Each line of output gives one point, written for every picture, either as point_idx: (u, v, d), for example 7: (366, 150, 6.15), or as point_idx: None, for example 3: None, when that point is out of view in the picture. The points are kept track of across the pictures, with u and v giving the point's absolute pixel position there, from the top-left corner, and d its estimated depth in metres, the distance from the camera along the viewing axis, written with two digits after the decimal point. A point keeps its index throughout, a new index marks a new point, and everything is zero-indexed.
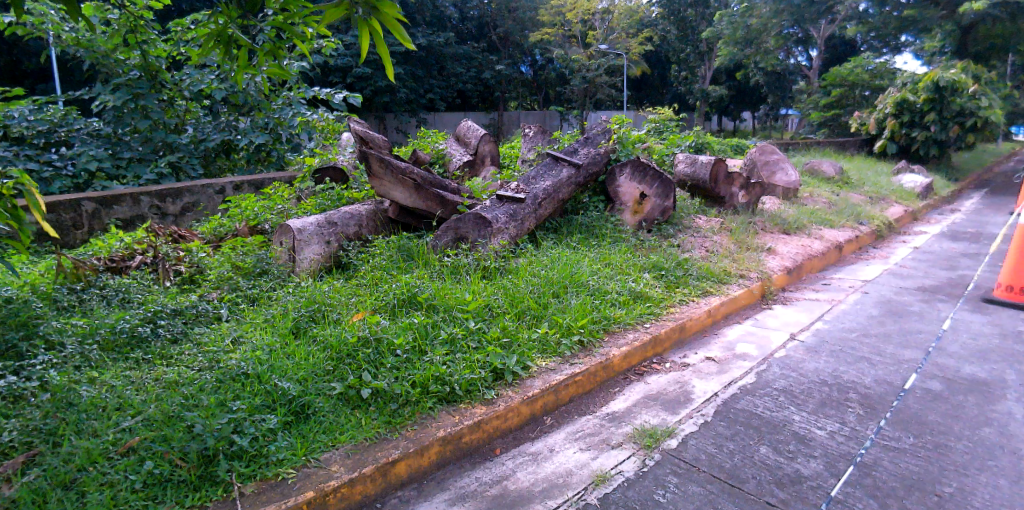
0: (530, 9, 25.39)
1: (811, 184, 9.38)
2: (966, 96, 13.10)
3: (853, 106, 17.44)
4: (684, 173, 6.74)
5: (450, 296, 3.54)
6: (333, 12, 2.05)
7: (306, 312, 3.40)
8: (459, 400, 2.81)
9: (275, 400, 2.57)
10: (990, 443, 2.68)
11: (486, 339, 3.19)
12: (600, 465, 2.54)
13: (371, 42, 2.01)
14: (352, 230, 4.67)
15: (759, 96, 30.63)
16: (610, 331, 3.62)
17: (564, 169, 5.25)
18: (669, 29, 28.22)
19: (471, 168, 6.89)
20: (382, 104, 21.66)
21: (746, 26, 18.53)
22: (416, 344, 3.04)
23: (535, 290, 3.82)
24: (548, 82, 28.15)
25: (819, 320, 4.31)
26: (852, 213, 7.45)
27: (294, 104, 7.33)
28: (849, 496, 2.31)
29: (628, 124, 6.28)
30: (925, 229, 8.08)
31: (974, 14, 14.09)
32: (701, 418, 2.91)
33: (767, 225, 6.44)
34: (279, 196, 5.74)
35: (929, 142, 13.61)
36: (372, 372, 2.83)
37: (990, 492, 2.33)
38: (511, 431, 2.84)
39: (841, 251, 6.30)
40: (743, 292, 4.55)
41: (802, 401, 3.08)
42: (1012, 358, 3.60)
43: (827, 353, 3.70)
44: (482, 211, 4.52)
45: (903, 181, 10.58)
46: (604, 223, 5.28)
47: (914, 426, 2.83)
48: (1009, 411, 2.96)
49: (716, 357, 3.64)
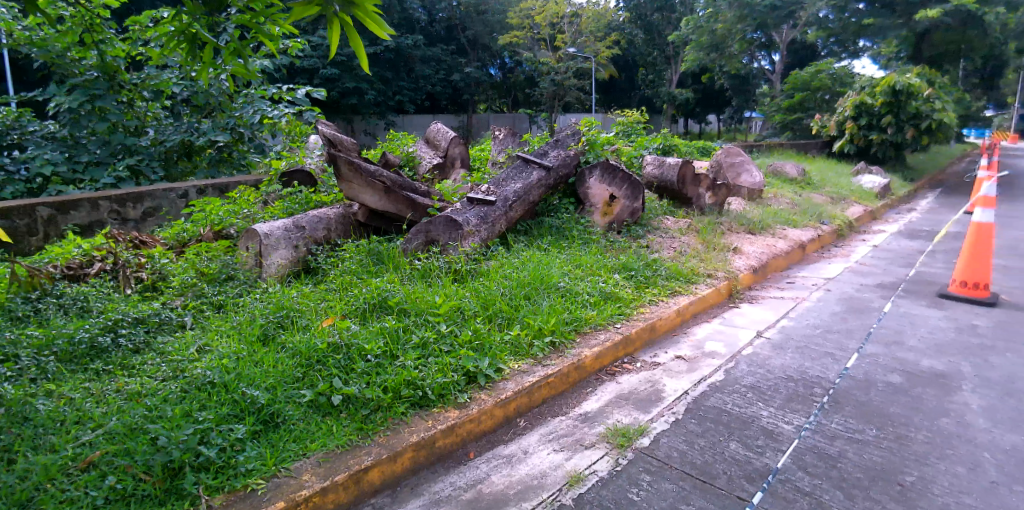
0: (499, 12, 25.50)
1: (775, 184, 9.63)
2: (922, 99, 13.46)
3: (815, 109, 17.90)
4: (652, 175, 6.86)
5: (421, 299, 3.51)
6: (306, 8, 2.07)
7: (275, 318, 3.35)
8: (432, 404, 2.78)
9: (243, 409, 2.52)
10: (949, 434, 2.79)
11: (458, 342, 3.17)
12: (575, 465, 2.55)
13: (343, 33, 2.11)
14: (320, 234, 4.60)
15: (725, 99, 31.41)
16: (582, 332, 3.64)
17: (535, 171, 5.25)
18: (636, 34, 28.86)
19: (441, 171, 6.87)
20: (350, 106, 21.58)
21: (712, 31, 19.49)
22: (387, 349, 3.01)
23: (506, 292, 3.81)
24: (517, 85, 28.49)
25: (785, 317, 4.41)
26: (816, 213, 7.66)
27: (256, 102, 7.20)
28: (816, 487, 2.39)
29: (598, 126, 6.16)
30: (884, 228, 8.35)
31: (927, 21, 14.72)
32: (673, 415, 2.95)
33: (732, 226, 6.56)
34: (245, 200, 5.61)
35: (885, 144, 14.14)
36: (343, 378, 2.79)
37: (949, 480, 2.43)
38: (485, 434, 2.83)
39: (804, 250, 6.45)
40: (711, 291, 4.63)
41: (769, 397, 3.15)
42: (969, 352, 3.75)
43: (793, 349, 3.79)
44: (454, 214, 4.49)
45: (863, 181, 10.96)
46: (575, 225, 5.31)
47: (876, 418, 2.93)
48: (966, 402, 3.08)
49: (687, 355, 3.69)
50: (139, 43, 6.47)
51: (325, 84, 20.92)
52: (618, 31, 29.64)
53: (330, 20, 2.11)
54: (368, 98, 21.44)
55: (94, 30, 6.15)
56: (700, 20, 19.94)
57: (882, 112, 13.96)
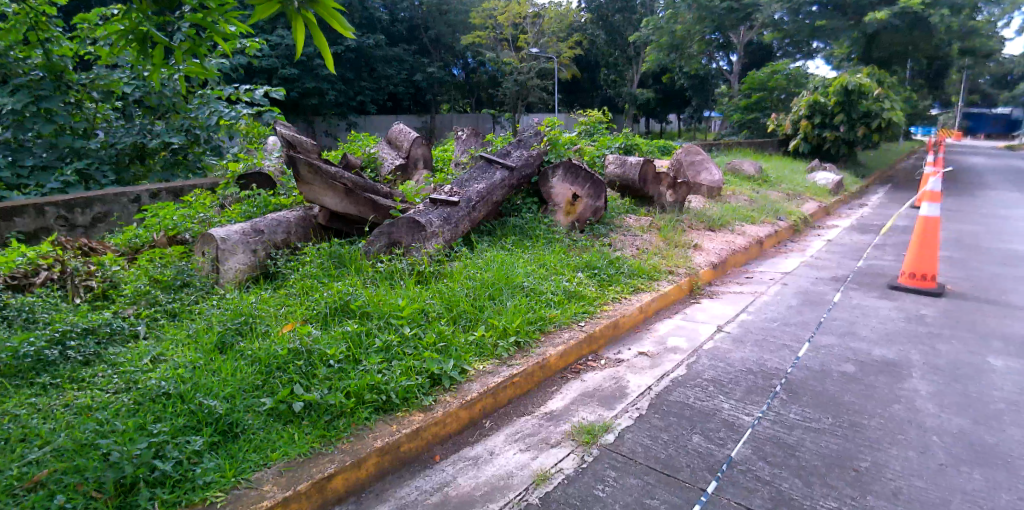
0: (462, 12, 25.46)
1: (733, 182, 9.86)
2: (871, 98, 13.98)
3: (771, 109, 18.41)
4: (614, 174, 6.93)
5: (384, 302, 3.47)
6: (265, 5, 2.00)
7: (232, 325, 3.26)
8: (396, 408, 2.75)
9: (200, 419, 2.44)
10: (900, 420, 2.89)
11: (422, 345, 3.14)
12: (541, 464, 2.56)
13: (308, 32, 2.04)
14: (280, 238, 4.50)
15: (685, 99, 32.05)
16: (546, 331, 3.65)
17: (498, 171, 5.24)
18: (598, 35, 29.21)
19: (404, 172, 6.81)
20: (310, 106, 21.23)
21: (672, 32, 19.85)
22: (350, 354, 2.96)
23: (470, 293, 3.79)
24: (480, 85, 28.45)
25: (744, 311, 4.52)
26: (772, 210, 7.88)
27: (213, 103, 7.01)
28: (775, 476, 2.44)
29: (560, 126, 6.20)
30: (837, 223, 8.64)
31: (876, 23, 15.31)
32: (636, 411, 2.98)
33: (693, 223, 6.69)
34: (201, 204, 5.45)
35: (838, 142, 14.64)
36: (304, 385, 2.73)
37: (901, 464, 2.52)
38: (451, 436, 2.81)
39: (762, 245, 6.61)
40: (673, 287, 4.71)
41: (730, 390, 3.21)
42: (917, 340, 3.91)
43: (752, 342, 3.89)
44: (416, 215, 4.45)
45: (817, 178, 11.32)
46: (538, 225, 5.33)
47: (832, 407, 3.02)
48: (915, 389, 3.21)
49: (650, 351, 3.74)
50: (87, 41, 6.22)
51: (284, 84, 20.51)
52: (580, 31, 29.91)
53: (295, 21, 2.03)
54: (330, 98, 21.11)
55: (38, 28, 5.87)
56: (660, 21, 20.28)
57: (834, 111, 14.45)
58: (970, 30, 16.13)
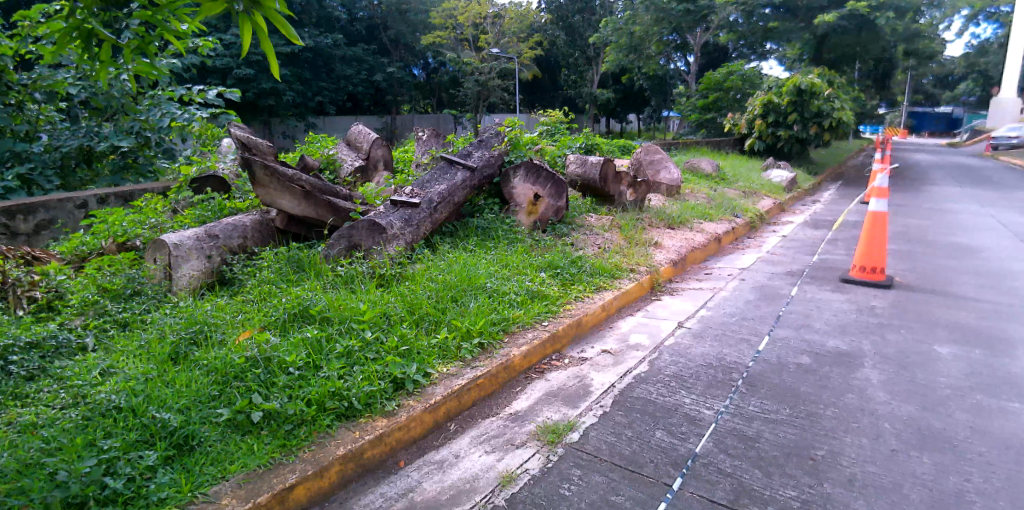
0: (422, 12, 25.28)
1: (692, 180, 10.06)
2: (822, 98, 14.47)
3: (727, 108, 18.86)
4: (575, 173, 6.98)
5: (345, 307, 3.40)
6: (211, 7, 1.95)
7: (187, 334, 3.14)
8: (359, 414, 2.69)
9: (154, 433, 2.35)
10: (853, 408, 3.00)
11: (384, 349, 3.09)
12: (506, 465, 2.55)
13: (253, 37, 1.97)
14: (235, 242, 4.37)
15: (644, 99, 32.57)
16: (510, 332, 3.64)
17: (459, 172, 5.20)
18: (558, 36, 29.44)
19: (364, 173, 6.70)
20: (266, 107, 20.72)
21: (631, 33, 20.15)
22: (310, 360, 2.89)
23: (433, 295, 3.76)
24: (441, 86, 28.30)
25: (703, 307, 4.61)
26: (730, 207, 8.07)
27: (164, 104, 6.76)
28: (736, 468, 2.50)
29: (521, 126, 6.21)
30: (792, 219, 8.91)
31: (826, 25, 15.86)
32: (600, 409, 3.01)
33: (653, 221, 6.80)
34: (152, 209, 5.25)
35: (791, 141, 15.11)
36: (263, 394, 2.65)
37: (855, 451, 2.61)
38: (416, 441, 2.77)
39: (720, 242, 6.76)
40: (634, 285, 4.77)
41: (691, 384, 3.27)
42: (867, 331, 4.06)
43: (712, 337, 3.97)
44: (377, 217, 4.39)
45: (771, 176, 11.65)
46: (500, 225, 5.32)
47: (789, 398, 3.11)
48: (866, 378, 3.33)
49: (612, 349, 3.78)
50: (28, 39, 5.91)
51: (239, 84, 19.96)
52: (540, 32, 30.05)
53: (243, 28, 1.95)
54: (287, 99, 20.67)
55: None
56: (619, 22, 20.57)
57: (788, 111, 14.90)
58: (913, 32, 16.87)
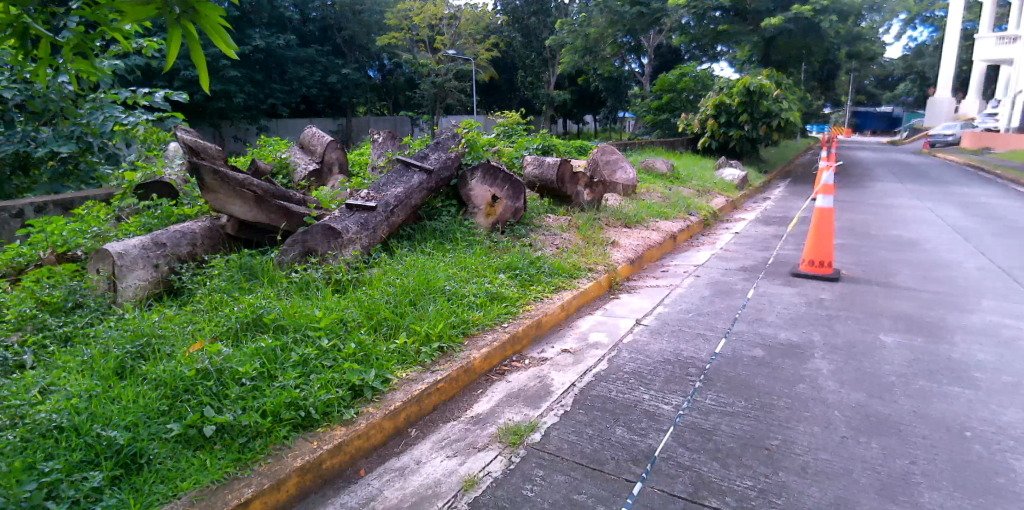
0: (377, 12, 24.96)
1: (648, 180, 10.24)
2: (771, 99, 14.97)
3: (680, 109, 19.29)
4: (533, 174, 7.01)
5: (300, 314, 3.32)
6: (141, 9, 1.82)
7: (133, 348, 3.00)
8: (316, 424, 2.63)
9: (99, 453, 2.23)
10: (805, 398, 3.10)
11: (342, 356, 3.02)
12: (468, 469, 2.53)
13: (181, 43, 1.82)
14: (184, 250, 4.22)
15: (600, 100, 33.02)
16: (469, 334, 3.63)
17: (416, 175, 5.15)
18: (514, 37, 29.57)
19: (319, 177, 6.57)
20: (216, 110, 20.08)
21: (586, 35, 20.41)
22: (264, 370, 2.81)
23: (391, 299, 3.71)
24: (398, 88, 28.02)
25: (660, 304, 4.70)
26: (684, 206, 8.26)
27: (107, 108, 6.43)
28: (695, 461, 2.55)
29: (478, 128, 6.20)
30: (744, 216, 9.18)
31: (773, 27, 16.39)
32: (561, 408, 3.02)
33: (610, 221, 6.89)
34: (94, 218, 5.02)
35: (742, 140, 15.57)
36: (215, 406, 2.56)
37: (808, 440, 2.70)
38: (376, 449, 2.73)
39: (675, 240, 6.91)
40: (592, 284, 4.82)
41: (650, 381, 3.33)
42: (816, 322, 4.21)
43: (669, 333, 4.06)
44: (332, 222, 4.30)
45: (724, 174, 11.98)
46: (458, 227, 5.30)
47: (744, 390, 3.19)
48: (816, 368, 3.45)
49: (572, 348, 3.81)
50: None
51: (186, 86, 19.28)
52: (496, 34, 30.10)
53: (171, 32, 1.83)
54: (238, 102, 20.11)
55: None
56: (574, 23, 20.79)
57: (738, 111, 15.35)
58: (853, 35, 17.63)
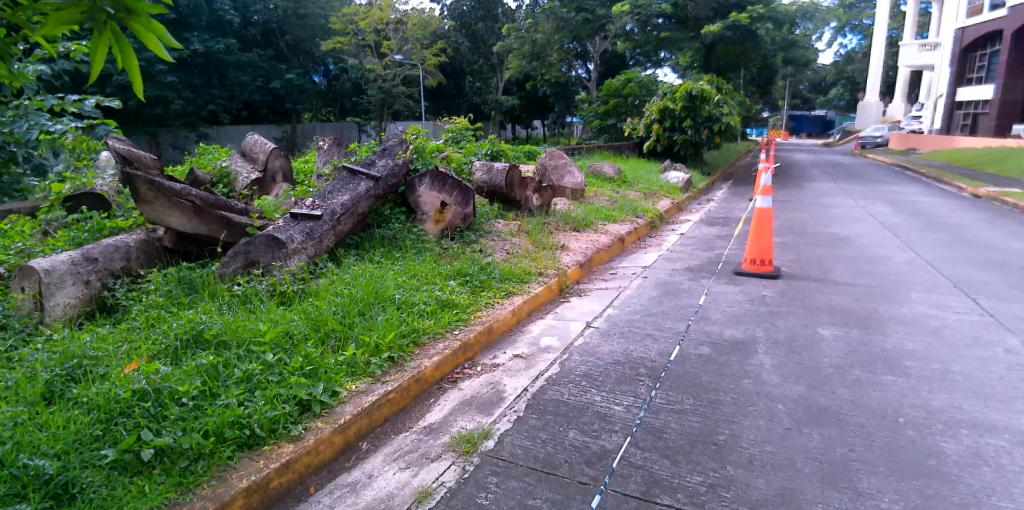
0: (321, 16, 24.47)
1: (596, 183, 10.41)
2: (712, 103, 15.50)
3: (626, 113, 19.71)
4: (481, 180, 7.01)
5: (243, 329, 3.20)
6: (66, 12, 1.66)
7: (62, 371, 2.81)
8: (262, 442, 2.54)
9: (24, 485, 2.08)
10: (749, 393, 3.21)
11: (288, 370, 2.93)
12: (422, 480, 2.50)
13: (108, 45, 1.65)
14: (117, 265, 4.00)
15: (548, 106, 33.41)
16: (420, 343, 3.58)
17: (362, 182, 5.06)
18: (462, 43, 29.60)
19: (262, 186, 6.37)
20: (152, 116, 19.21)
21: (533, 41, 20.61)
22: (206, 388, 2.69)
23: (338, 310, 3.62)
24: (344, 93, 27.54)
25: (610, 306, 4.78)
26: (631, 208, 8.43)
27: (33, 114, 5.86)
28: (647, 460, 2.60)
29: (425, 134, 6.16)
30: (689, 217, 9.46)
31: (712, 34, 17.00)
32: (514, 414, 3.02)
33: (560, 225, 6.97)
34: (17, 233, 4.70)
35: (686, 144, 16.04)
36: (154, 429, 2.43)
37: (754, 433, 2.80)
38: (326, 464, 2.66)
39: (623, 242, 7.04)
40: (543, 288, 4.85)
41: (601, 382, 3.37)
42: (758, 319, 4.38)
43: (619, 334, 4.13)
44: (275, 232, 4.18)
45: (669, 177, 12.31)
46: (407, 235, 5.24)
47: (692, 388, 3.28)
48: (760, 363, 3.58)
49: (524, 353, 3.82)
50: None
51: (119, 92, 18.36)
52: (443, 39, 30.03)
53: (96, 36, 1.69)
54: (176, 108, 19.32)
55: None
56: (521, 29, 20.97)
57: (681, 116, 15.81)
58: (786, 43, 18.50)
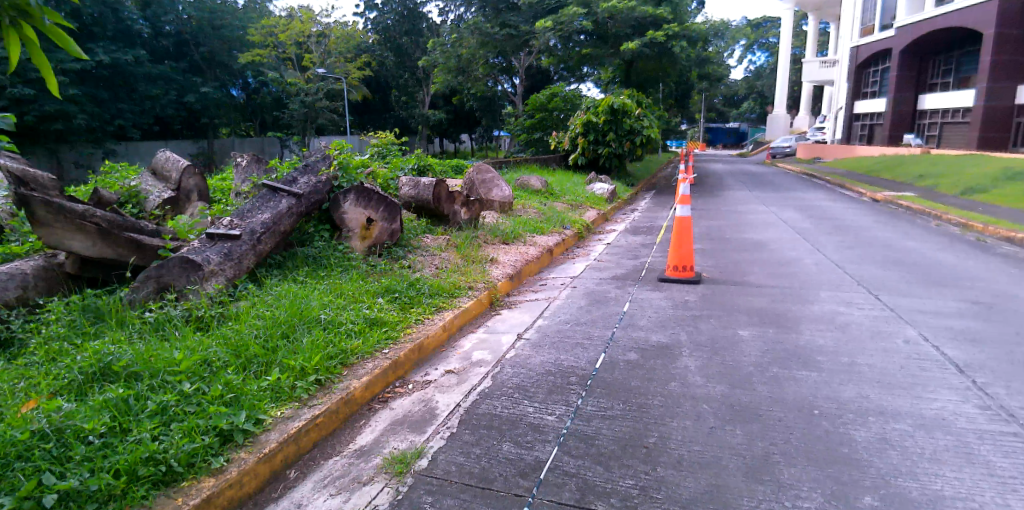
0: (239, 27, 23.58)
1: (523, 196, 10.56)
2: (633, 117, 16.16)
3: (551, 127, 20.14)
4: (408, 195, 6.95)
5: (156, 358, 3.00)
6: None
7: None
8: (180, 478, 2.38)
9: None
10: (675, 395, 3.34)
11: (207, 400, 2.77)
12: (354, 505, 2.43)
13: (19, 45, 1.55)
14: (11, 294, 3.64)
15: (475, 120, 33.65)
16: (349, 364, 3.49)
17: (284, 200, 4.89)
18: (386, 56, 29.36)
19: (174, 205, 6.02)
20: (49, 131, 17.75)
21: (458, 56, 20.70)
22: (116, 425, 2.50)
23: (260, 334, 3.47)
24: (264, 107, 26.56)
25: (540, 317, 4.85)
26: (558, 220, 8.61)
27: None
28: (581, 467, 2.65)
29: (349, 149, 6.05)
30: (614, 228, 9.76)
31: (631, 51, 17.78)
32: (448, 430, 3.00)
33: (488, 238, 7.01)
34: None
35: (610, 156, 16.59)
36: (56, 472, 2.22)
37: (681, 434, 2.92)
38: (251, 496, 2.52)
39: (552, 253, 7.17)
40: (473, 302, 4.86)
41: (534, 393, 3.41)
42: (681, 323, 4.57)
43: (549, 345, 4.19)
44: (190, 253, 3.96)
45: (595, 188, 12.67)
46: (332, 253, 5.11)
47: (621, 394, 3.38)
48: (684, 366, 3.74)
49: (455, 369, 3.81)
50: None
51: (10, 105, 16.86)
52: (368, 52, 29.67)
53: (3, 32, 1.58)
54: (78, 123, 17.98)
55: None
56: (445, 44, 21.05)
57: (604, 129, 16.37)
58: (698, 61, 19.63)
